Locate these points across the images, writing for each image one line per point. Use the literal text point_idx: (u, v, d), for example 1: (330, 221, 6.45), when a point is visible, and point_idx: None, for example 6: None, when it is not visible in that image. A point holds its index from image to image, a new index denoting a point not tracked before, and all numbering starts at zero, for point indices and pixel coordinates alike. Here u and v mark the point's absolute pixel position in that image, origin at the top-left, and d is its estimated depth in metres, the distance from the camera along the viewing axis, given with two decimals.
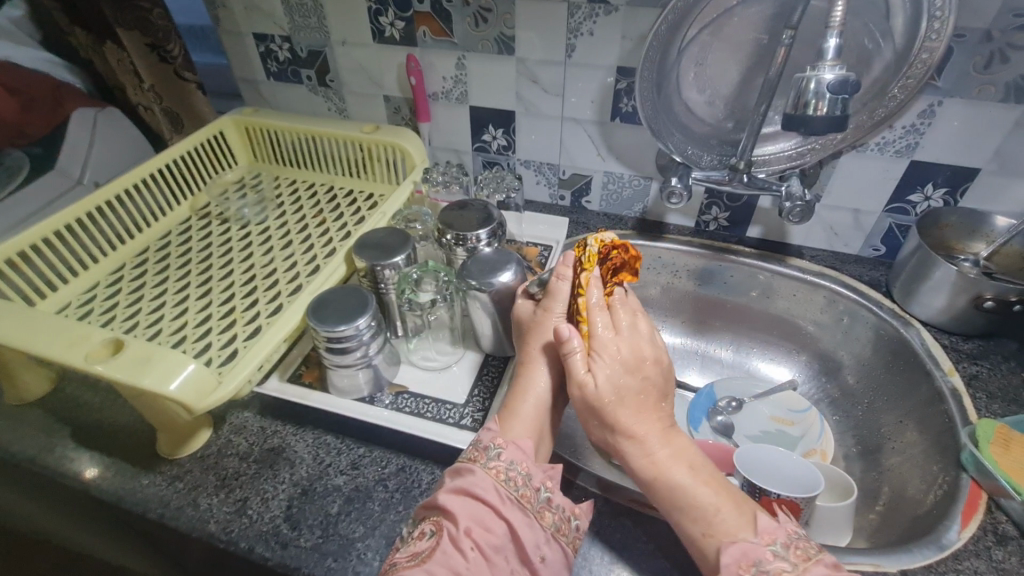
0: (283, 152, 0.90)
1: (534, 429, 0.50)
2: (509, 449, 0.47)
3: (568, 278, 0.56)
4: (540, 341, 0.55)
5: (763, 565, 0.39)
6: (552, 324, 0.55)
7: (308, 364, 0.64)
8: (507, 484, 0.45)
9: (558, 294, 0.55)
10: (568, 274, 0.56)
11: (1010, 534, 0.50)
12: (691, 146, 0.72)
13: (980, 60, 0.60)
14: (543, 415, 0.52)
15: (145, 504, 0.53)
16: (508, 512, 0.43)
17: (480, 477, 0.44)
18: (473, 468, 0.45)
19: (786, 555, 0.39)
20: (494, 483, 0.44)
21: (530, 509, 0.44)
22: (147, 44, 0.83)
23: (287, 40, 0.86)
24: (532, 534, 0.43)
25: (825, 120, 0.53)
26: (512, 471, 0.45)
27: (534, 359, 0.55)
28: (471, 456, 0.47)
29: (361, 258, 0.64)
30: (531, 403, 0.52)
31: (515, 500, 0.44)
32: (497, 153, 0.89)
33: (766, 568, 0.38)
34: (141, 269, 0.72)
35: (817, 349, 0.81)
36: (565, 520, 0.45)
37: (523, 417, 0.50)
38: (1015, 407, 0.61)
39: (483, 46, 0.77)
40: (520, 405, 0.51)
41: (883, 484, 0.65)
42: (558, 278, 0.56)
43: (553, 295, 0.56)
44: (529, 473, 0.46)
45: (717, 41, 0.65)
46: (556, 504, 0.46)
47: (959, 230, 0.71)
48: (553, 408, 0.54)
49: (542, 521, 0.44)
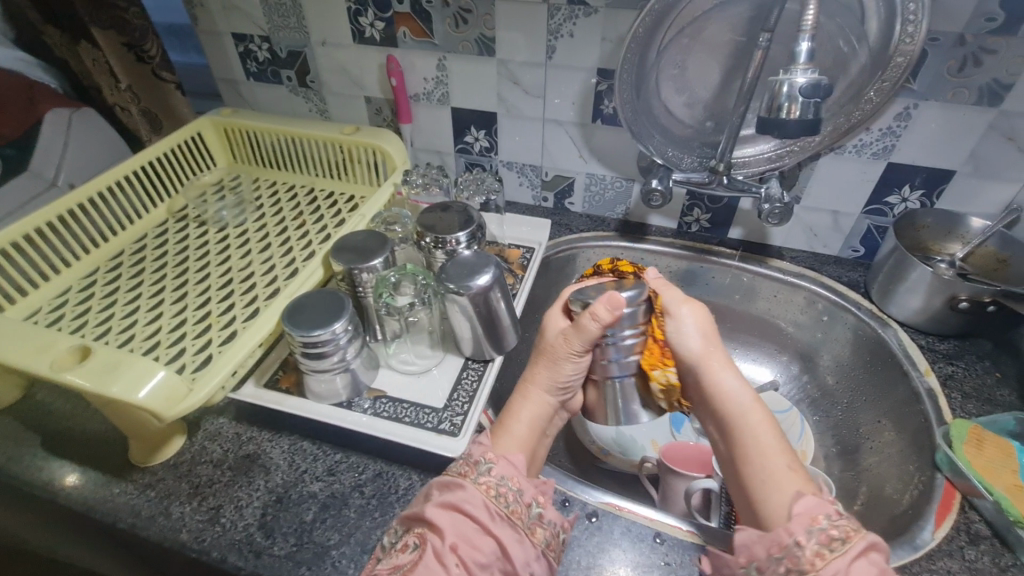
0: (264, 153, 0.89)
1: (526, 446, 0.50)
2: (499, 464, 0.46)
3: (604, 321, 0.49)
4: (545, 372, 0.54)
5: (833, 520, 0.38)
6: (564, 360, 0.52)
7: (286, 369, 0.63)
8: (497, 501, 0.43)
9: (588, 330, 0.49)
10: (603, 316, 0.49)
11: (983, 534, 0.50)
12: (671, 148, 0.72)
13: (954, 63, 0.60)
14: (535, 437, 0.52)
15: (115, 513, 0.52)
16: (498, 529, 0.42)
17: (470, 493, 0.43)
18: (463, 484, 0.44)
19: (851, 516, 0.38)
20: (484, 500, 0.43)
21: (521, 526, 0.43)
22: (124, 43, 0.82)
23: (266, 40, 0.85)
24: (523, 552, 0.42)
25: (798, 123, 0.52)
26: (503, 487, 0.44)
27: (536, 382, 0.54)
28: (461, 471, 0.46)
29: (339, 261, 0.63)
30: (523, 424, 0.52)
31: (505, 518, 0.43)
32: (480, 155, 0.89)
33: (836, 524, 0.37)
34: (115, 273, 0.71)
35: (798, 349, 0.81)
36: (555, 535, 0.45)
37: (515, 434, 0.50)
38: (989, 407, 0.62)
39: (463, 47, 0.76)
40: (514, 423, 0.51)
41: (862, 484, 0.66)
42: (593, 317, 0.49)
43: (579, 331, 0.50)
44: (520, 489, 0.45)
45: (695, 44, 0.65)
46: (548, 520, 0.45)
47: (936, 231, 0.72)
48: (544, 432, 0.54)
49: (533, 538, 0.43)
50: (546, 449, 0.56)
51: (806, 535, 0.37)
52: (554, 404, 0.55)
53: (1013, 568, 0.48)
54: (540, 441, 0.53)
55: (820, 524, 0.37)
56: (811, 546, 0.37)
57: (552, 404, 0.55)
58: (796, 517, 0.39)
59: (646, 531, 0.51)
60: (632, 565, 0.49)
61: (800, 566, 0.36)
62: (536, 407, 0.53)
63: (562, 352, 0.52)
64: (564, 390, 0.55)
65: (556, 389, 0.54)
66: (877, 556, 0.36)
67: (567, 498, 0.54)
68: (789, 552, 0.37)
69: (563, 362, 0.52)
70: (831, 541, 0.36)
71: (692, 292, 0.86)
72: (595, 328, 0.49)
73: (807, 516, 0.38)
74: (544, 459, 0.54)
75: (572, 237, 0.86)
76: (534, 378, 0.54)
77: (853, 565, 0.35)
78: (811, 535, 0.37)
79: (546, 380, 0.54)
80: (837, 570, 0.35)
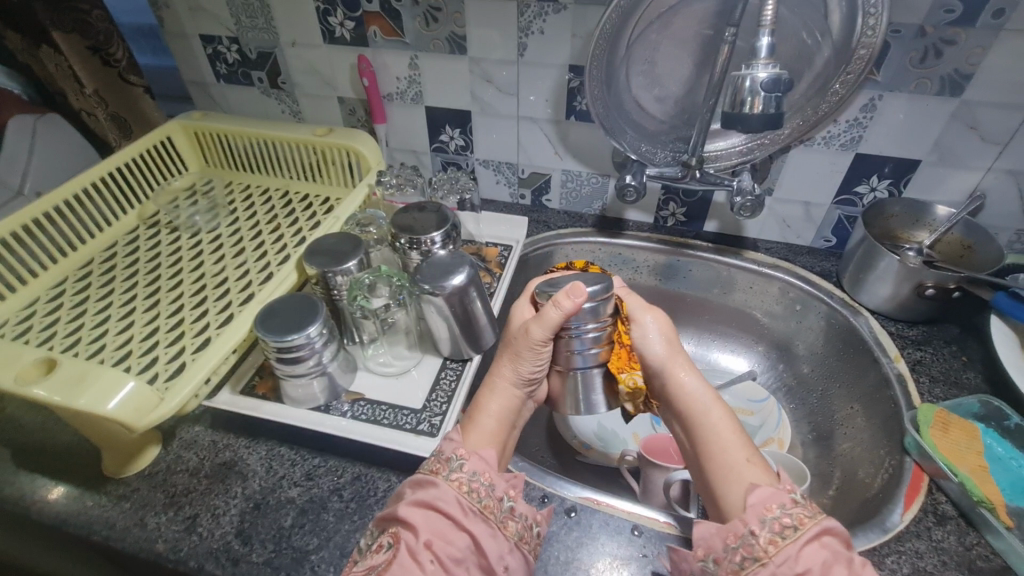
0: (236, 156, 0.88)
1: (494, 441, 0.50)
2: (471, 460, 0.46)
3: (565, 309, 0.50)
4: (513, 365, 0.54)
5: (786, 509, 0.41)
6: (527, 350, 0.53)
7: (262, 374, 0.62)
8: (470, 496, 0.44)
9: (551, 319, 0.50)
10: (567, 305, 0.50)
11: (949, 514, 0.52)
12: (644, 144, 0.73)
13: (916, 55, 0.61)
14: (504, 429, 0.52)
15: (89, 527, 0.51)
16: (471, 524, 0.42)
17: (442, 490, 0.44)
18: (435, 481, 0.44)
19: (806, 503, 0.41)
20: (457, 496, 0.43)
21: (493, 520, 0.43)
22: (88, 47, 0.80)
23: (235, 41, 0.83)
24: (496, 545, 0.42)
25: (761, 118, 0.54)
26: (475, 482, 0.45)
27: (501, 376, 0.55)
28: (433, 468, 0.46)
29: (312, 264, 0.63)
30: (492, 418, 0.52)
31: (478, 512, 0.43)
32: (456, 153, 0.89)
33: (790, 512, 0.40)
34: (85, 281, 0.70)
35: (774, 339, 0.83)
36: (528, 528, 0.45)
37: (483, 430, 0.51)
38: (955, 390, 0.63)
39: (434, 46, 0.76)
40: (483, 418, 0.52)
41: (836, 469, 0.67)
42: (555, 306, 0.50)
43: (540, 319, 0.51)
44: (492, 483, 0.45)
45: (664, 39, 0.65)
46: (519, 513, 0.45)
47: (904, 220, 0.74)
48: (513, 423, 0.54)
49: (505, 531, 0.44)
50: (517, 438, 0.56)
51: (760, 524, 0.40)
52: (521, 395, 0.55)
53: (978, 546, 0.49)
54: (510, 434, 0.54)
55: (774, 513, 0.40)
56: (765, 534, 0.40)
57: (518, 395, 0.55)
58: (752, 507, 0.41)
59: (624, 524, 0.52)
60: (612, 557, 0.50)
61: (754, 553, 0.39)
62: (502, 400, 0.54)
63: (523, 346, 0.53)
64: (529, 382, 0.55)
65: (522, 382, 0.55)
66: (832, 540, 0.39)
67: (545, 494, 0.54)
68: (743, 541, 0.40)
69: (524, 355, 0.53)
70: (784, 528, 0.39)
71: (671, 286, 0.87)
72: (557, 316, 0.50)
73: (761, 506, 0.41)
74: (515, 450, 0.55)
75: (549, 234, 0.86)
76: (501, 371, 0.55)
77: (805, 550, 0.38)
78: (765, 524, 0.40)
79: (510, 373, 0.54)
80: (788, 555, 0.38)
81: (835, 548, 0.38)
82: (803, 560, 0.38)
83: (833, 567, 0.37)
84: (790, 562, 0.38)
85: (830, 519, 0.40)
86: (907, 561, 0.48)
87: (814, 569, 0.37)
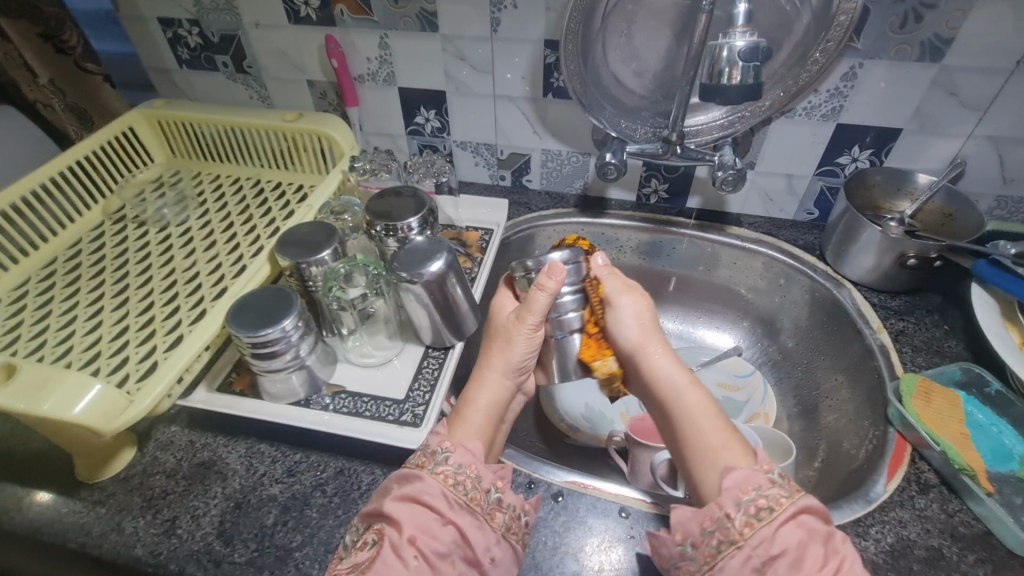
0: (204, 145, 0.84)
1: (483, 435, 0.49)
2: (458, 452, 0.46)
3: (549, 290, 0.50)
4: (505, 350, 0.53)
5: (762, 490, 0.40)
6: (523, 334, 0.52)
7: (239, 371, 0.61)
8: (456, 489, 0.43)
9: (536, 304, 0.51)
10: (549, 286, 0.50)
11: (931, 482, 0.52)
12: (624, 120, 0.71)
13: (896, 20, 0.60)
14: (493, 423, 0.51)
15: (64, 534, 0.50)
16: (458, 517, 0.42)
17: (428, 484, 0.43)
18: (420, 475, 0.44)
19: (784, 483, 0.41)
20: (443, 489, 0.43)
21: (479, 512, 0.43)
22: (39, 34, 0.75)
23: (195, 24, 0.80)
24: (483, 537, 0.42)
25: (739, 89, 0.52)
26: (461, 475, 0.44)
27: (491, 364, 0.54)
28: (419, 462, 0.45)
29: (284, 256, 0.61)
30: (480, 413, 0.51)
31: (465, 505, 0.43)
32: (432, 136, 0.86)
33: (766, 493, 0.40)
34: (49, 282, 0.67)
35: (758, 314, 0.83)
36: (516, 518, 0.45)
37: (471, 423, 0.50)
38: (937, 359, 0.63)
39: (405, 23, 0.73)
40: (470, 412, 0.50)
41: (821, 441, 0.68)
42: (539, 290, 0.50)
43: (528, 306, 0.51)
44: (478, 475, 0.45)
45: (640, 11, 0.64)
46: (507, 504, 0.45)
47: (886, 190, 0.73)
48: (500, 419, 0.53)
49: (493, 523, 0.43)
50: (502, 434, 0.55)
51: (736, 507, 0.40)
52: (510, 386, 0.54)
53: (960, 512, 0.50)
54: (497, 428, 0.53)
55: (750, 496, 0.40)
56: (741, 517, 0.40)
57: (507, 388, 0.54)
58: (728, 491, 0.41)
59: (611, 506, 0.51)
60: (602, 538, 0.50)
61: (730, 536, 0.39)
62: (492, 394, 0.52)
63: (518, 330, 0.52)
64: (519, 372, 0.54)
65: (512, 372, 0.54)
66: (808, 519, 0.39)
67: (532, 481, 0.54)
68: (720, 525, 0.40)
69: (516, 340, 0.53)
70: (760, 510, 0.39)
71: (656, 264, 0.86)
72: (544, 298, 0.51)
73: (737, 489, 0.41)
74: (499, 445, 0.54)
75: (531, 216, 0.85)
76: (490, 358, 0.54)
77: (780, 531, 0.38)
78: (741, 507, 0.40)
79: (501, 362, 0.53)
80: (764, 537, 0.38)
81: (811, 527, 0.39)
82: (778, 541, 0.38)
83: (808, 547, 0.38)
84: (766, 544, 0.38)
85: (807, 498, 0.40)
86: (891, 530, 0.49)
87: (788, 550, 0.38)
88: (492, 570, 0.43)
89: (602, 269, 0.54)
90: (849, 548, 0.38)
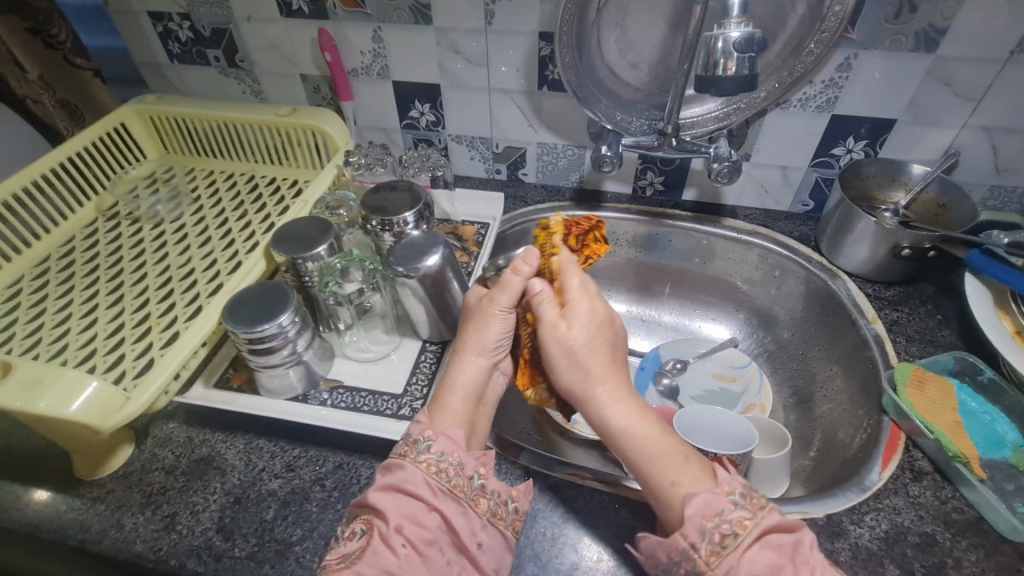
0: (197, 141, 0.84)
1: (463, 420, 0.49)
2: (439, 440, 0.46)
3: (524, 273, 0.52)
4: (478, 332, 0.53)
5: (726, 516, 0.40)
6: (495, 317, 0.53)
7: (236, 367, 0.61)
8: (439, 476, 0.44)
9: (512, 285, 0.52)
10: (524, 270, 0.52)
11: (925, 469, 0.53)
12: (619, 112, 0.71)
13: (891, 10, 0.60)
14: (472, 406, 0.51)
15: (64, 531, 0.50)
16: (441, 503, 0.43)
17: (410, 472, 0.43)
18: (402, 465, 0.44)
19: (744, 504, 0.41)
20: (426, 477, 0.43)
21: (463, 499, 0.44)
22: (27, 29, 0.74)
23: (186, 17, 0.79)
24: (468, 523, 0.43)
25: (735, 80, 0.52)
26: (443, 462, 0.44)
27: (470, 343, 0.53)
28: (401, 451, 0.45)
29: (280, 251, 0.61)
30: (459, 396, 0.50)
31: (447, 492, 0.43)
32: (427, 130, 0.86)
33: (727, 518, 0.40)
34: (43, 280, 0.67)
35: (754, 306, 0.83)
36: (502, 503, 0.45)
37: (451, 409, 0.49)
38: (931, 348, 0.64)
39: (398, 16, 0.72)
40: (448, 397, 0.50)
41: (817, 430, 0.68)
42: (513, 272, 0.52)
43: (502, 287, 0.53)
44: (461, 462, 0.45)
45: (635, 3, 0.63)
46: (491, 490, 0.45)
47: (880, 180, 0.73)
48: (481, 399, 0.52)
49: (477, 509, 0.44)
50: (490, 416, 0.54)
51: (699, 536, 0.40)
52: (488, 364, 0.53)
53: (953, 499, 0.50)
54: (478, 409, 0.52)
55: (713, 523, 0.40)
56: (706, 546, 0.39)
57: (485, 366, 0.53)
58: (689, 520, 0.40)
59: (608, 497, 0.52)
60: (599, 529, 0.50)
61: (698, 567, 0.39)
62: (468, 372, 0.52)
63: (490, 312, 0.53)
64: (497, 351, 0.54)
65: (488, 349, 0.53)
66: (772, 538, 0.39)
67: (531, 473, 0.54)
68: (686, 555, 0.40)
69: (490, 321, 0.53)
70: (724, 537, 0.39)
71: (652, 257, 0.86)
72: (519, 281, 0.52)
73: (699, 517, 0.40)
74: (488, 428, 0.53)
75: (527, 209, 0.85)
76: (471, 337, 0.53)
77: (747, 556, 0.39)
78: (704, 535, 0.40)
79: (476, 342, 0.53)
80: (731, 564, 0.38)
81: (778, 546, 0.39)
82: (745, 567, 0.38)
83: (778, 568, 0.38)
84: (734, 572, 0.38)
85: (771, 515, 0.40)
86: (885, 518, 0.49)
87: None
88: (481, 556, 0.43)
89: (538, 296, 0.52)
90: (818, 555, 0.39)
